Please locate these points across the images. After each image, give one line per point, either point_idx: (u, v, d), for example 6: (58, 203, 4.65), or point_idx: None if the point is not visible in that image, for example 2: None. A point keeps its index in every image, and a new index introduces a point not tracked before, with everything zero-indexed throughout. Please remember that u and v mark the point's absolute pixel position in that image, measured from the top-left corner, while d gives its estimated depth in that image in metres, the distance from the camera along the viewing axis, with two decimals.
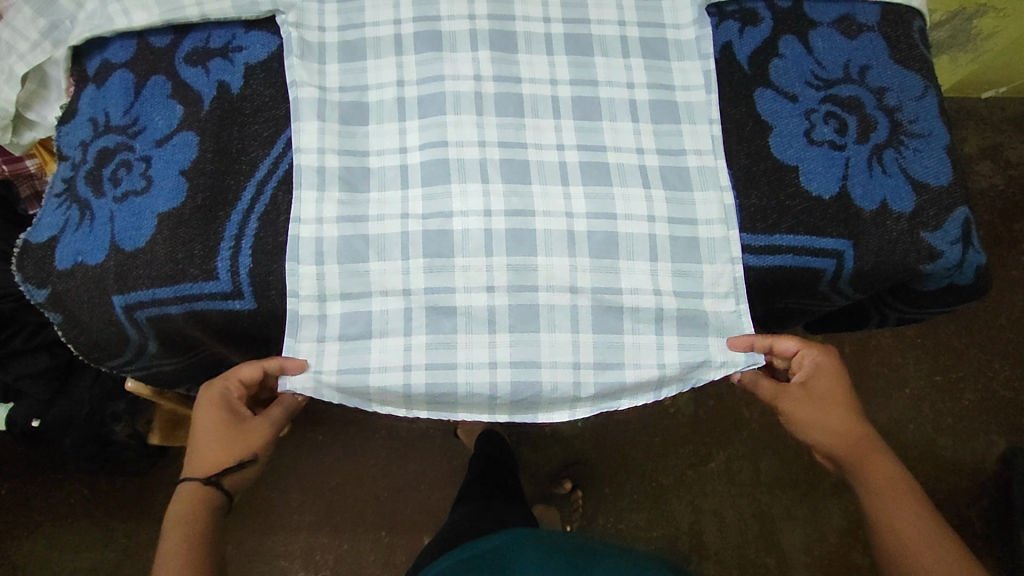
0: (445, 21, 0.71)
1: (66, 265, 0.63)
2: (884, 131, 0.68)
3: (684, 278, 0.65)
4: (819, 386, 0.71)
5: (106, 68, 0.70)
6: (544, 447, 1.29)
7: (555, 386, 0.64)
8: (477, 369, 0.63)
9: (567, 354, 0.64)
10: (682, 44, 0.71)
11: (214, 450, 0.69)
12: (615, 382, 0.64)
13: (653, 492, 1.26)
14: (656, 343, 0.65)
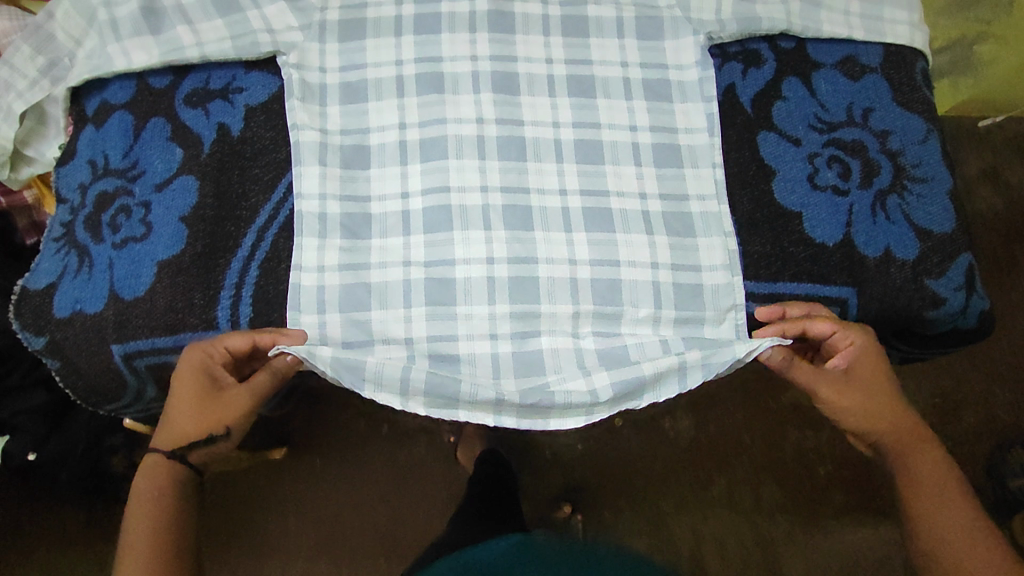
0: (447, 62, 0.70)
1: (65, 312, 0.63)
2: (887, 176, 0.68)
3: (687, 301, 0.65)
4: (865, 370, 0.64)
5: (104, 109, 0.69)
6: (545, 470, 1.28)
7: (570, 397, 0.61)
8: (481, 405, 0.61)
9: (576, 376, 0.62)
10: (685, 85, 0.71)
11: (186, 420, 0.62)
12: (633, 379, 0.62)
13: (653, 516, 1.26)
14: (658, 340, 0.64)
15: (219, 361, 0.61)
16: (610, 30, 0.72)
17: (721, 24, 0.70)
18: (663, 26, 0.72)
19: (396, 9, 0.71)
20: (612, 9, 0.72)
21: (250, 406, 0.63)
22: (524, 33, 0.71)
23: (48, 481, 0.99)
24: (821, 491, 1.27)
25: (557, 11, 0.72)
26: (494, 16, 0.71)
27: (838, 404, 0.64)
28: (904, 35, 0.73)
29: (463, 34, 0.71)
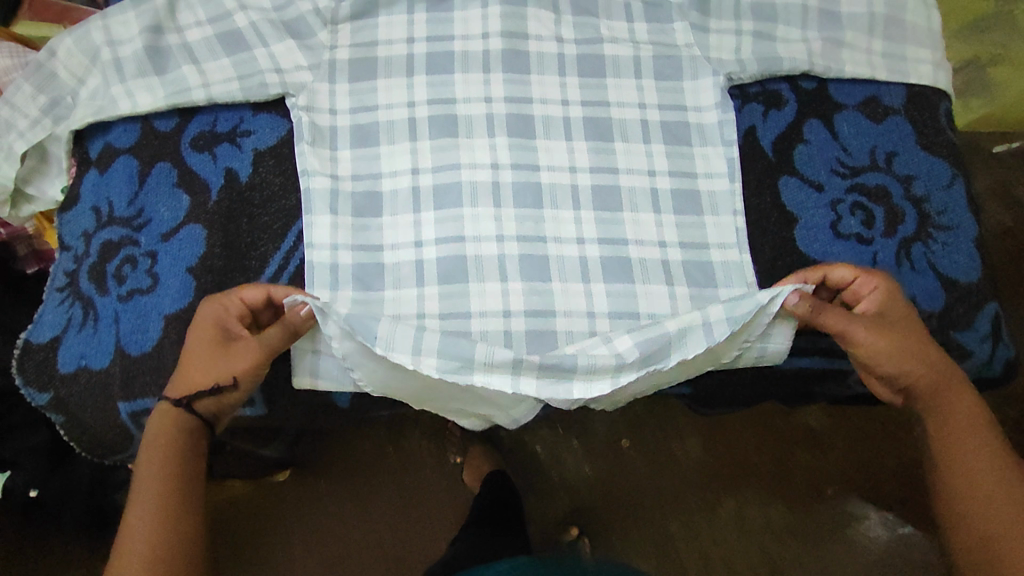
0: (461, 104, 0.68)
1: (71, 368, 0.62)
2: (912, 224, 0.66)
3: (695, 267, 0.65)
4: (897, 316, 0.58)
5: (108, 152, 0.67)
6: (548, 494, 1.17)
7: (593, 362, 0.59)
8: (499, 383, 0.58)
9: (602, 349, 0.60)
10: (705, 127, 0.69)
11: (196, 371, 0.56)
12: (658, 337, 0.59)
13: (663, 542, 1.15)
14: (668, 299, 0.64)
15: (234, 314, 0.57)
16: (627, 70, 0.70)
17: (741, 66, 0.69)
18: (681, 66, 0.70)
19: (407, 48, 0.69)
20: (629, 48, 0.70)
21: (262, 361, 0.57)
22: (539, 73, 0.69)
23: (50, 515, 0.96)
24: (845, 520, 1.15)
25: (572, 50, 0.70)
26: (508, 55, 0.69)
27: (868, 351, 0.58)
28: (928, 75, 0.71)
29: (476, 75, 0.69)
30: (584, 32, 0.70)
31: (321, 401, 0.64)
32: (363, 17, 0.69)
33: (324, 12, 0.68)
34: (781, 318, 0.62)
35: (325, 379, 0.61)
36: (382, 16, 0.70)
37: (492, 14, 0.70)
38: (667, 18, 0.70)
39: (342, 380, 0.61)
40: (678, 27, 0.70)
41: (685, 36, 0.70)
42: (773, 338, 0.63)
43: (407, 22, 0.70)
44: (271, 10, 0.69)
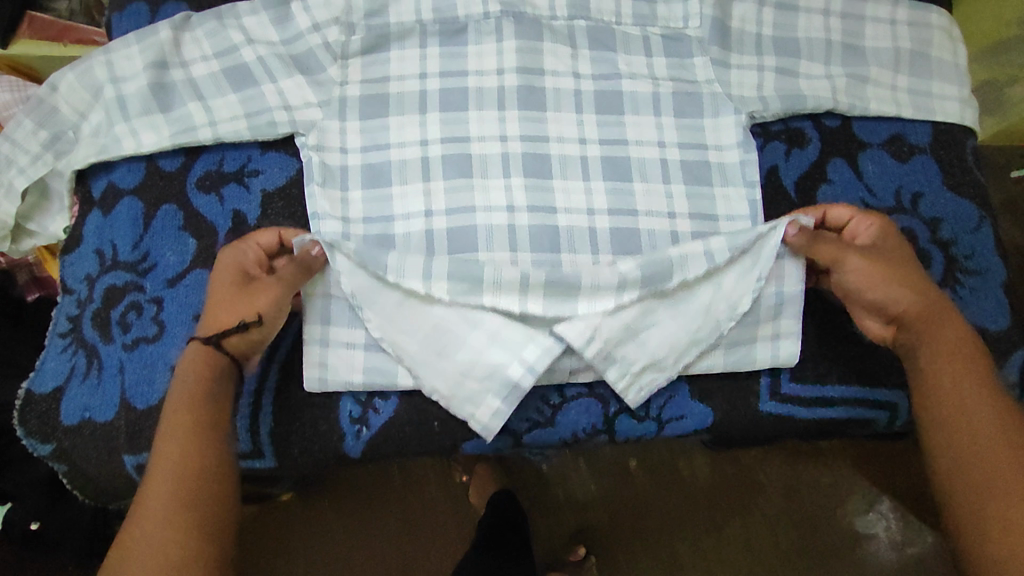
0: (476, 142, 0.66)
1: (73, 420, 0.60)
2: (939, 269, 0.65)
3: (696, 200, 0.66)
4: (888, 246, 0.58)
5: (113, 193, 0.65)
6: (546, 512, 1.05)
7: (595, 285, 0.59)
8: (504, 300, 0.58)
9: (609, 276, 0.59)
10: (725, 166, 0.67)
11: (219, 313, 0.55)
12: (661, 262, 0.59)
13: (668, 560, 1.03)
14: (670, 231, 0.65)
15: (252, 259, 0.58)
16: (646, 107, 0.68)
17: (764, 103, 0.67)
18: (702, 102, 0.67)
19: (420, 84, 0.67)
20: (648, 83, 0.68)
21: (282, 300, 0.55)
22: (556, 110, 0.67)
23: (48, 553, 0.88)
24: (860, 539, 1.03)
25: (590, 86, 0.68)
26: (523, 92, 0.67)
27: (858, 272, 0.57)
28: (954, 112, 0.69)
29: (491, 112, 0.67)
30: (601, 67, 0.68)
31: (329, 452, 0.61)
32: (374, 51, 0.67)
33: (334, 47, 0.66)
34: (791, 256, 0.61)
35: (337, 325, 0.60)
36: (394, 50, 0.67)
37: (507, 48, 0.68)
38: (688, 52, 0.68)
39: (353, 331, 0.60)
40: (699, 61, 0.68)
41: (706, 71, 0.68)
42: (790, 277, 0.61)
43: (419, 57, 0.67)
44: (279, 45, 0.67)
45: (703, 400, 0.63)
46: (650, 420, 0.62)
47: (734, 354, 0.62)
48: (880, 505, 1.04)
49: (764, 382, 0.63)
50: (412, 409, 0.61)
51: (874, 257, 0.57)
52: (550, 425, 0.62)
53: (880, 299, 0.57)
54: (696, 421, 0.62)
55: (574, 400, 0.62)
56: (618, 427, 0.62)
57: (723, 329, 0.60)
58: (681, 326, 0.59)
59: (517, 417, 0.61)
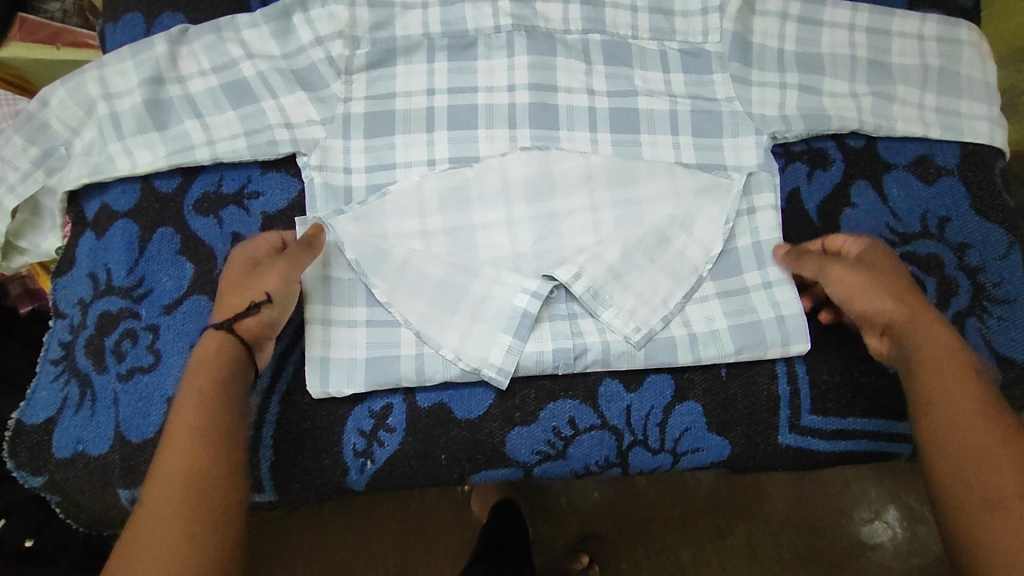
0: (484, 161, 0.63)
1: (66, 453, 0.57)
2: (966, 296, 0.62)
3: (697, 87, 0.66)
4: (877, 258, 0.57)
5: (106, 215, 0.63)
6: (552, 519, 1.01)
7: (571, 137, 0.65)
8: (495, 157, 0.63)
9: (584, 140, 0.65)
10: (752, 185, 0.63)
11: (230, 297, 0.54)
12: (630, 151, 0.65)
13: (672, 567, 0.99)
14: (670, 110, 0.65)
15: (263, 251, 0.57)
16: (662, 125, 0.65)
17: (786, 123, 0.65)
18: (721, 122, 0.65)
19: (427, 100, 0.64)
20: (664, 101, 0.66)
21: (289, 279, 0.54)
22: (569, 128, 0.65)
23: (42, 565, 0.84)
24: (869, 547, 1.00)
25: (604, 103, 0.65)
26: (535, 109, 0.65)
27: (840, 279, 0.56)
28: (983, 132, 0.67)
29: (502, 131, 0.64)
30: (618, 83, 0.66)
31: (331, 486, 0.59)
32: (379, 66, 0.65)
33: (338, 61, 0.64)
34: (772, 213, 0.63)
35: (338, 304, 0.59)
36: (400, 65, 0.65)
37: (518, 64, 0.65)
38: (706, 69, 0.66)
39: (355, 309, 0.60)
40: (718, 79, 0.66)
41: (725, 88, 0.66)
42: (761, 216, 0.63)
43: (427, 72, 0.65)
44: (280, 59, 0.64)
45: (721, 433, 0.60)
46: (665, 452, 0.60)
47: (740, 318, 0.61)
48: (885, 515, 1.01)
49: (783, 414, 0.61)
50: (419, 442, 0.58)
51: (857, 265, 0.56)
52: (562, 457, 0.59)
53: (871, 308, 0.55)
54: (713, 453, 0.60)
55: (587, 433, 0.59)
56: (632, 460, 0.60)
57: (701, 272, 0.61)
58: (661, 272, 0.61)
59: (526, 450, 0.59)
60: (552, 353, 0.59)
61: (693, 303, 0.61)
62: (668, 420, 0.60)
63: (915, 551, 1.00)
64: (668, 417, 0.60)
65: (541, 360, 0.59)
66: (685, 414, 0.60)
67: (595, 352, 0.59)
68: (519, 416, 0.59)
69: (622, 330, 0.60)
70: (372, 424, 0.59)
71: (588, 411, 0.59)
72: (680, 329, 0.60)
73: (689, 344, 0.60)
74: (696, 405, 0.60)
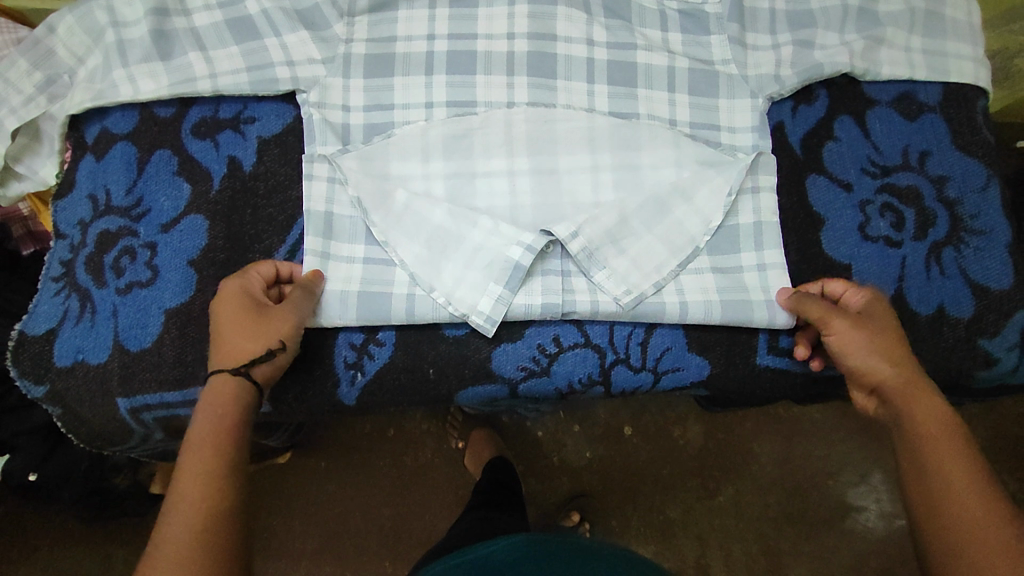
0: (482, 107, 0.65)
1: (66, 362, 0.59)
2: (944, 227, 0.64)
3: (695, 47, 0.67)
4: (880, 315, 0.56)
5: (106, 138, 0.64)
6: (545, 476, 1.03)
7: (570, 105, 0.65)
8: (495, 106, 0.65)
9: (581, 97, 0.66)
10: (736, 124, 0.66)
11: (242, 339, 0.52)
12: (627, 110, 0.66)
13: (661, 526, 1.01)
14: (668, 67, 0.67)
15: (257, 288, 0.56)
16: (659, 80, 0.66)
17: (780, 83, 0.66)
18: (717, 83, 0.66)
19: (427, 45, 0.66)
20: (663, 56, 0.67)
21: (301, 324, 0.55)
22: (566, 78, 0.66)
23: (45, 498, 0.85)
24: (853, 505, 1.02)
25: (602, 55, 0.67)
26: (534, 58, 0.66)
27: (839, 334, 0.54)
28: (967, 73, 0.68)
29: (499, 78, 0.65)
30: (617, 35, 0.67)
31: (323, 399, 0.61)
32: (381, 9, 0.66)
33: (341, 3, 0.65)
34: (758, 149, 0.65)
35: (338, 239, 0.61)
36: (402, 10, 0.66)
37: (519, 12, 0.67)
38: (705, 29, 0.67)
39: (354, 246, 0.61)
40: (715, 40, 0.67)
41: (722, 50, 0.67)
42: (763, 198, 0.63)
43: (428, 18, 0.66)
44: None
45: (701, 352, 0.62)
46: (646, 371, 0.61)
47: (731, 293, 0.61)
48: (872, 478, 1.03)
49: (762, 335, 0.62)
50: (408, 355, 0.60)
51: (857, 323, 0.54)
52: (546, 374, 0.61)
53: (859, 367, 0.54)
54: (693, 371, 0.61)
55: (571, 350, 0.61)
56: (614, 379, 0.61)
57: (699, 244, 0.62)
58: (658, 240, 0.62)
59: (511, 365, 0.60)
60: (541, 304, 0.60)
61: (687, 274, 0.62)
62: (650, 340, 0.62)
63: (898, 512, 1.02)
64: (649, 337, 0.62)
65: (529, 311, 0.60)
66: (667, 334, 0.62)
67: (584, 310, 0.60)
68: (505, 333, 0.61)
69: (612, 292, 0.60)
70: (362, 338, 0.61)
71: (572, 329, 0.61)
72: (672, 297, 0.61)
73: (677, 297, 0.61)
74: (678, 327, 0.62)
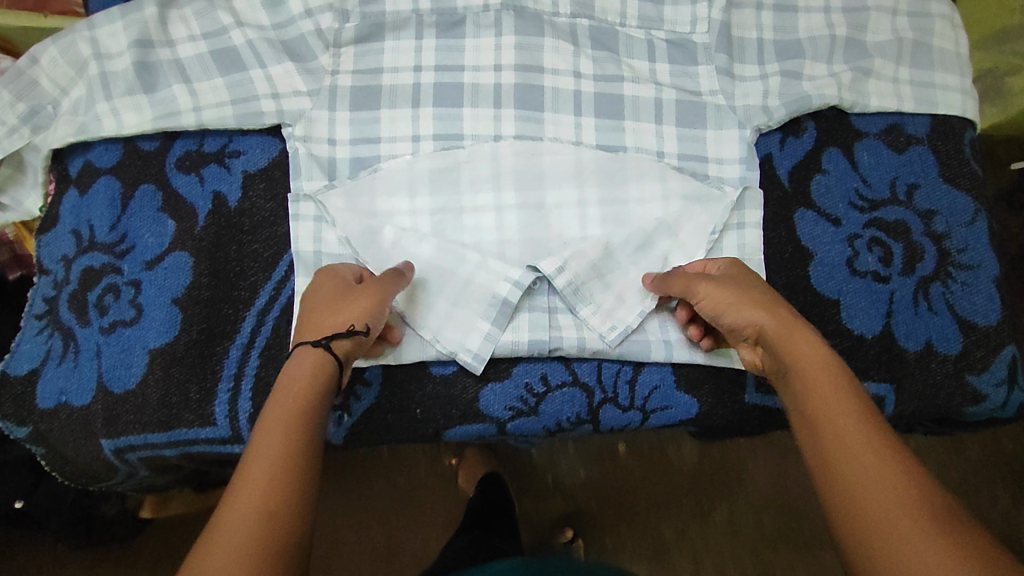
0: (469, 141, 0.64)
1: (49, 404, 0.59)
2: (932, 262, 0.64)
3: (683, 78, 0.67)
4: (741, 274, 0.56)
5: (89, 172, 0.64)
6: (538, 495, 1.03)
7: (557, 137, 0.65)
8: (482, 139, 0.64)
9: (569, 130, 0.65)
10: (724, 156, 0.65)
11: (329, 314, 0.53)
12: (615, 141, 0.65)
13: (657, 544, 1.01)
14: (655, 97, 0.66)
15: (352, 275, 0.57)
16: (647, 112, 0.66)
17: (768, 114, 0.66)
18: (706, 114, 0.66)
19: (414, 77, 0.65)
20: (650, 88, 0.66)
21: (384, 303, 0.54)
22: (553, 111, 0.65)
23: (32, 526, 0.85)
24: None
25: (590, 87, 0.66)
26: (521, 90, 0.65)
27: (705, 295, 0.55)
28: (955, 104, 0.68)
29: (487, 110, 0.65)
30: (605, 67, 0.67)
31: None
32: (367, 40, 0.65)
33: (327, 34, 0.65)
34: (747, 183, 0.64)
35: None
36: (388, 40, 0.66)
37: (506, 44, 0.66)
38: (692, 59, 0.67)
39: None
40: (703, 71, 0.67)
41: (710, 80, 0.66)
42: (748, 233, 0.63)
43: (415, 49, 0.66)
44: (269, 29, 0.65)
45: (690, 390, 0.62)
46: (635, 409, 0.61)
47: None
48: None
49: (751, 373, 0.62)
50: (394, 396, 0.60)
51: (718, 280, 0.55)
52: (534, 413, 0.60)
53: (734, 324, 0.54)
54: (681, 411, 0.61)
55: (558, 390, 0.61)
56: (603, 418, 0.61)
57: None
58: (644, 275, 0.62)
59: (499, 405, 0.60)
60: (527, 342, 0.60)
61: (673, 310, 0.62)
62: (638, 378, 0.61)
63: None
64: (637, 375, 0.61)
65: (516, 349, 0.60)
66: (654, 372, 0.61)
67: (570, 348, 0.60)
68: (493, 373, 0.61)
69: (598, 329, 0.60)
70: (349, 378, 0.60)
71: (560, 367, 0.61)
72: (656, 334, 0.61)
73: (661, 333, 0.61)
74: (666, 364, 0.62)
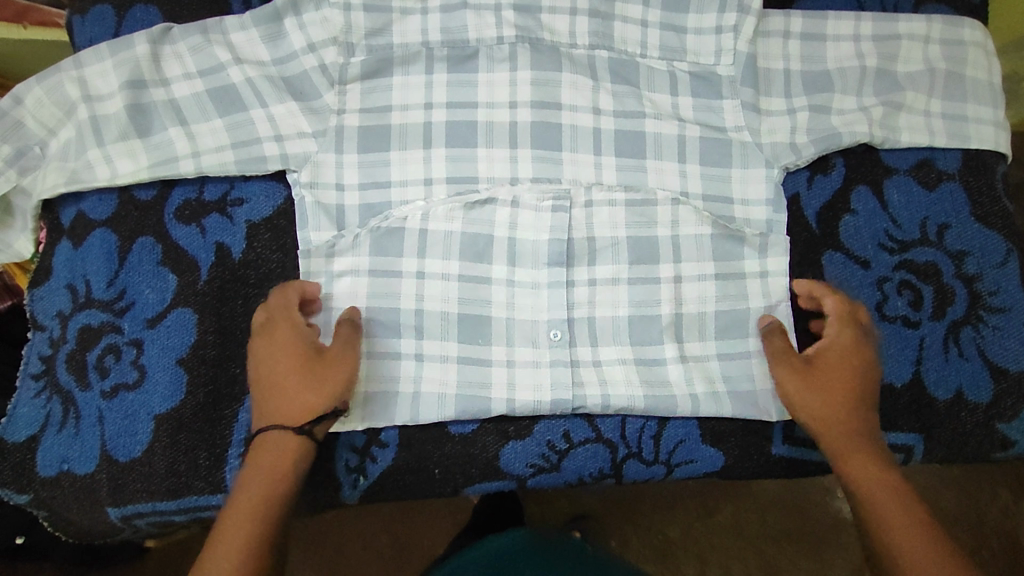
0: (483, 184, 0.60)
1: (50, 472, 0.56)
2: (962, 306, 0.62)
3: (707, 112, 0.63)
4: (837, 359, 0.55)
5: (83, 224, 0.60)
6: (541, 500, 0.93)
7: (576, 179, 0.61)
8: (498, 184, 0.61)
9: (589, 171, 0.62)
10: (751, 197, 0.62)
11: (300, 399, 0.52)
12: (637, 181, 0.62)
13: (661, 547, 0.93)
14: (678, 134, 0.63)
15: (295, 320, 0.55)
16: (669, 150, 0.63)
17: (796, 152, 0.63)
18: (731, 152, 0.63)
19: (424, 115, 0.61)
20: (673, 125, 0.63)
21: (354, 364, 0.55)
22: (572, 149, 0.62)
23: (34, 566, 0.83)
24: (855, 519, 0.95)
25: (610, 123, 0.62)
26: (538, 129, 0.61)
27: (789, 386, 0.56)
28: (988, 138, 0.65)
29: (502, 151, 0.61)
30: (625, 103, 0.63)
31: (327, 500, 0.58)
32: (374, 76, 0.61)
33: (331, 70, 0.60)
34: (774, 226, 0.62)
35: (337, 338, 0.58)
36: (396, 75, 0.61)
37: (521, 79, 0.62)
38: (717, 93, 0.63)
39: None
40: (728, 105, 0.63)
41: (736, 115, 0.63)
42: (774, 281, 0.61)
43: (424, 85, 0.62)
44: (270, 65, 0.61)
45: (715, 443, 0.60)
46: (659, 463, 0.60)
47: (738, 384, 0.60)
48: None
49: (777, 424, 0.61)
50: (412, 455, 0.59)
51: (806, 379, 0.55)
52: (556, 470, 0.59)
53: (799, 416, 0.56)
54: (706, 465, 0.60)
55: (581, 447, 0.59)
56: (626, 472, 0.60)
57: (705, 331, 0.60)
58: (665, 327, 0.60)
59: (520, 463, 0.59)
60: (550, 401, 0.58)
61: (695, 362, 0.60)
62: (663, 432, 0.60)
63: None
64: (662, 430, 0.60)
65: (538, 407, 0.58)
66: (679, 426, 0.60)
67: (594, 405, 0.58)
68: (513, 430, 0.59)
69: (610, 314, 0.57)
70: (364, 439, 0.58)
71: (582, 424, 0.60)
72: (681, 386, 0.59)
73: (685, 385, 0.59)
74: (691, 418, 0.60)
